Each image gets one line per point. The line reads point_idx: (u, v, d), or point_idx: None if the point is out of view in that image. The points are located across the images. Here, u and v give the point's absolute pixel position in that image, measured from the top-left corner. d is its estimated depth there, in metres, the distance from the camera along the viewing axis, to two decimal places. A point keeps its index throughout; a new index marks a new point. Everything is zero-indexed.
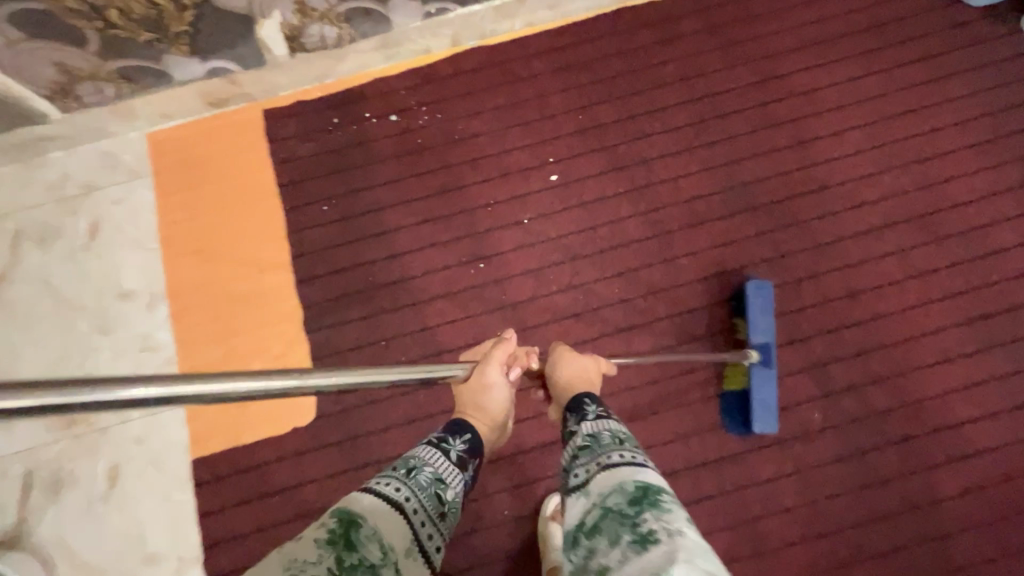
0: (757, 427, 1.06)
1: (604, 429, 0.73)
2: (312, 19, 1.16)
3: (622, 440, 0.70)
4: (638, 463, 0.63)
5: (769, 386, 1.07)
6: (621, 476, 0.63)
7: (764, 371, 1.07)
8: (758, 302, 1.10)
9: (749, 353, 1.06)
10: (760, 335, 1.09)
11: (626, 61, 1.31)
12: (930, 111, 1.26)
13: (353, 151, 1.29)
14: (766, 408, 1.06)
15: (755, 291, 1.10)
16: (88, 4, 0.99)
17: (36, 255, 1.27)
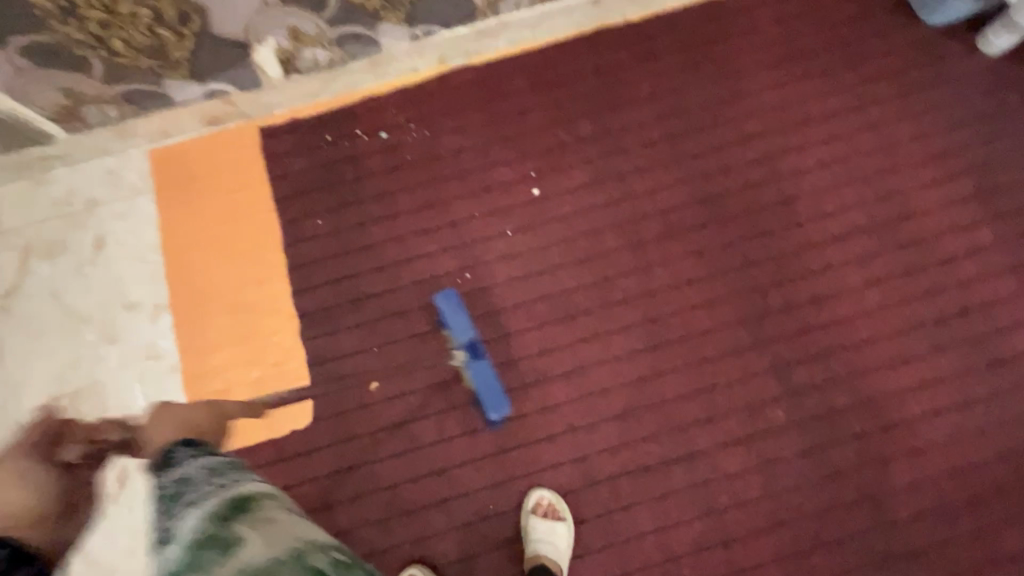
0: (490, 415, 1.18)
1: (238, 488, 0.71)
2: (304, 43, 1.24)
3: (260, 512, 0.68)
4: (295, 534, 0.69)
5: (483, 374, 1.19)
6: (218, 498, 0.65)
7: (479, 364, 1.19)
8: (449, 307, 1.22)
9: (454, 354, 1.22)
10: (467, 335, 1.21)
11: (604, 79, 1.38)
12: (890, 126, 1.33)
13: (344, 166, 1.35)
14: (496, 397, 1.18)
15: (444, 299, 1.22)
16: (95, 36, 1.07)
17: (44, 269, 1.33)
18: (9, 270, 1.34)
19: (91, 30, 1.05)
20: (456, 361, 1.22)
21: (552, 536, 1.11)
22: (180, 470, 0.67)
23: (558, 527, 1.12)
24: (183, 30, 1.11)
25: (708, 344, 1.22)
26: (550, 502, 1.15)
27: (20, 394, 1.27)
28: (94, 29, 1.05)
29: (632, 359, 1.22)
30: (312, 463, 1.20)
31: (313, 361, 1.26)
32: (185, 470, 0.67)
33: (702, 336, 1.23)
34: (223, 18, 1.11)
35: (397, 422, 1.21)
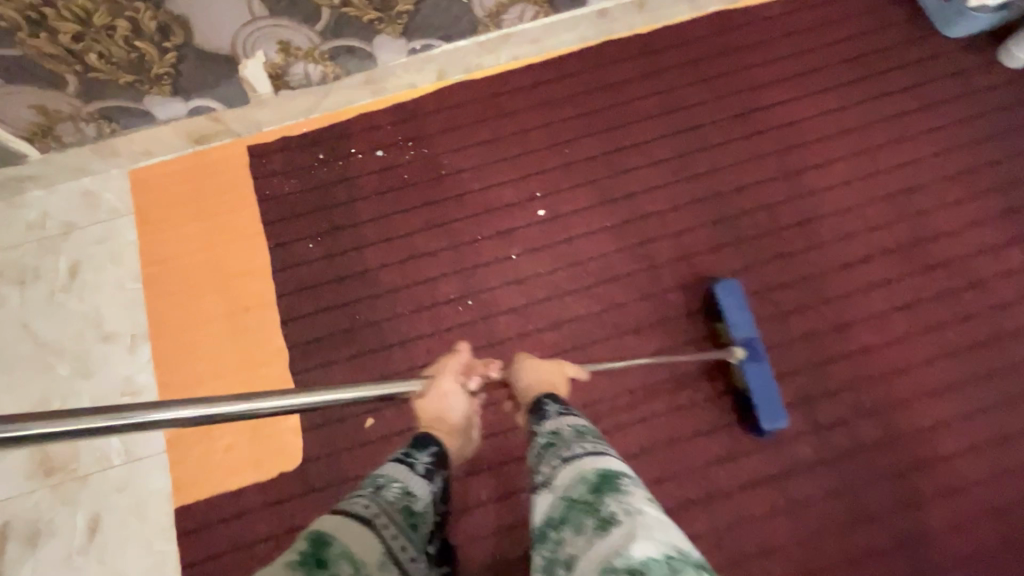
0: (769, 424, 1.06)
1: (567, 426, 0.84)
2: (296, 57, 1.17)
3: (584, 434, 0.81)
4: (601, 454, 0.75)
5: (764, 379, 1.07)
6: (582, 469, 0.73)
7: (758, 366, 1.08)
8: (731, 300, 1.11)
9: (734, 351, 1.07)
10: (746, 332, 1.09)
11: (612, 94, 1.32)
12: (912, 142, 1.27)
13: (338, 187, 1.28)
14: (774, 404, 1.06)
15: (727, 290, 1.12)
16: (68, 50, 0.99)
17: (14, 298, 1.24)
18: None
19: (64, 43, 0.97)
20: (734, 357, 1.07)
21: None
22: (551, 422, 0.87)
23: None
24: (165, 43, 1.03)
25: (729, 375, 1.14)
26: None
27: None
28: (67, 42, 0.97)
29: (648, 392, 1.14)
30: (302, 508, 1.11)
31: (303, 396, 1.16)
32: (559, 424, 0.84)
33: (721, 367, 1.15)
34: (208, 30, 1.04)
35: None
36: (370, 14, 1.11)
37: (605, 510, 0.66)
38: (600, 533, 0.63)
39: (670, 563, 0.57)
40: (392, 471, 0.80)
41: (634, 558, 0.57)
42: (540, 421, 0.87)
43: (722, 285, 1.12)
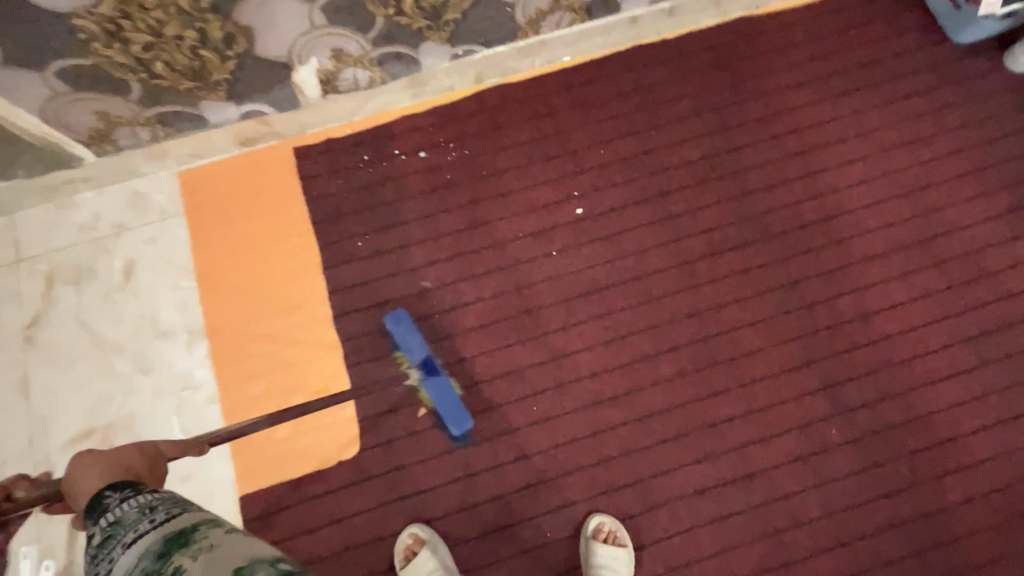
0: (452, 429, 1.14)
1: (131, 509, 0.64)
2: (346, 63, 1.21)
3: (152, 508, 0.64)
4: (157, 527, 0.61)
5: (443, 392, 1.16)
6: (150, 535, 0.61)
7: (435, 382, 1.16)
8: (402, 327, 1.19)
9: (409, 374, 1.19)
10: (419, 354, 1.18)
11: (643, 97, 1.38)
12: (925, 142, 1.35)
13: (383, 188, 1.33)
14: (457, 412, 1.15)
15: (398, 319, 1.20)
16: (136, 59, 1.03)
17: (71, 297, 1.28)
18: (32, 298, 1.28)
19: (133, 52, 1.01)
20: (413, 380, 1.19)
21: (615, 563, 1.09)
22: (111, 516, 0.64)
23: (620, 552, 1.10)
24: (227, 51, 1.08)
25: (759, 363, 1.22)
26: (610, 528, 1.13)
27: (48, 429, 1.21)
28: (137, 51, 1.01)
29: (684, 379, 1.21)
30: (362, 493, 1.17)
31: (357, 388, 1.22)
32: (120, 511, 0.64)
33: (752, 355, 1.23)
34: (269, 39, 1.08)
35: (446, 450, 1.19)
36: (420, 22, 1.16)
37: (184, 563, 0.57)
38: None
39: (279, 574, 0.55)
40: (111, 515, 0.64)
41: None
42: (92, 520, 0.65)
43: (389, 316, 1.20)
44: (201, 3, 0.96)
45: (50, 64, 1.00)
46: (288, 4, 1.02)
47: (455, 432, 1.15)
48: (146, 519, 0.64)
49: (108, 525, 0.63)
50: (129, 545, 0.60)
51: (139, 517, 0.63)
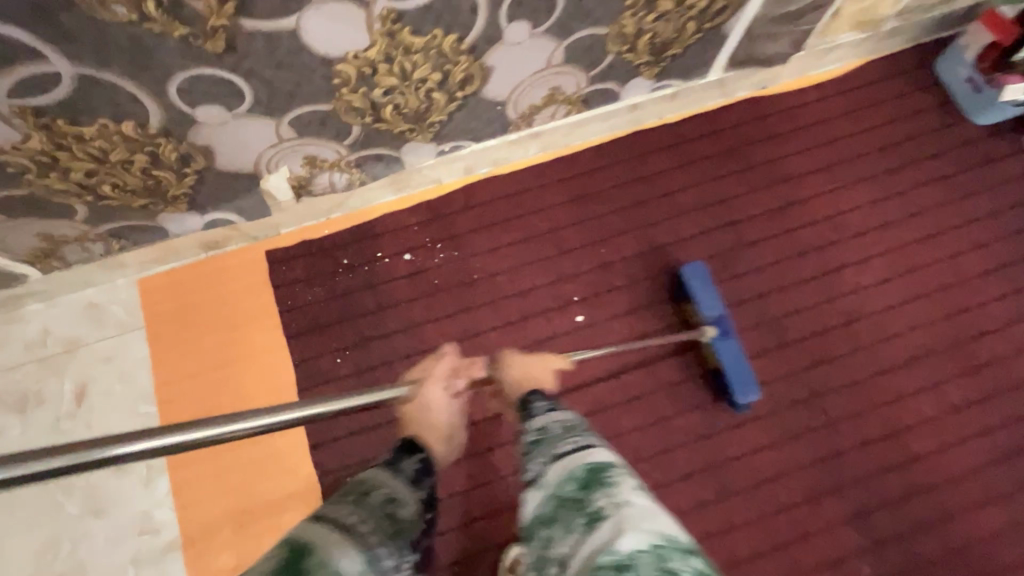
0: (740, 399, 1.09)
1: (554, 422, 0.85)
2: (321, 168, 1.10)
3: (570, 430, 0.83)
4: (587, 448, 0.78)
5: (733, 355, 1.10)
6: (573, 465, 0.76)
7: (728, 344, 1.11)
8: (698, 283, 1.14)
9: (706, 331, 1.11)
10: (713, 310, 1.12)
11: (646, 188, 1.28)
12: (949, 235, 1.26)
13: (364, 296, 1.21)
14: (746, 378, 1.09)
15: (693, 274, 1.15)
16: (79, 184, 0.91)
17: (14, 427, 1.15)
18: None
19: (75, 178, 0.89)
20: (707, 335, 1.11)
21: None
22: (539, 420, 0.87)
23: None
24: (184, 169, 0.96)
25: (783, 490, 1.11)
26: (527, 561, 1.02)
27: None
28: (79, 177, 0.89)
29: (700, 511, 1.09)
30: None
31: None
32: (547, 420, 0.86)
33: (775, 482, 1.11)
34: (232, 153, 0.96)
35: None
36: (402, 126, 1.05)
37: (593, 505, 0.70)
38: (590, 531, 0.67)
39: (659, 552, 0.62)
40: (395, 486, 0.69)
41: (623, 553, 0.62)
42: (527, 417, 0.87)
43: (687, 267, 1.15)
44: (150, 129, 0.84)
45: None
46: (252, 122, 0.90)
47: (741, 398, 1.09)
48: (566, 435, 0.82)
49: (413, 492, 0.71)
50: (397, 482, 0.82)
51: (563, 433, 0.82)
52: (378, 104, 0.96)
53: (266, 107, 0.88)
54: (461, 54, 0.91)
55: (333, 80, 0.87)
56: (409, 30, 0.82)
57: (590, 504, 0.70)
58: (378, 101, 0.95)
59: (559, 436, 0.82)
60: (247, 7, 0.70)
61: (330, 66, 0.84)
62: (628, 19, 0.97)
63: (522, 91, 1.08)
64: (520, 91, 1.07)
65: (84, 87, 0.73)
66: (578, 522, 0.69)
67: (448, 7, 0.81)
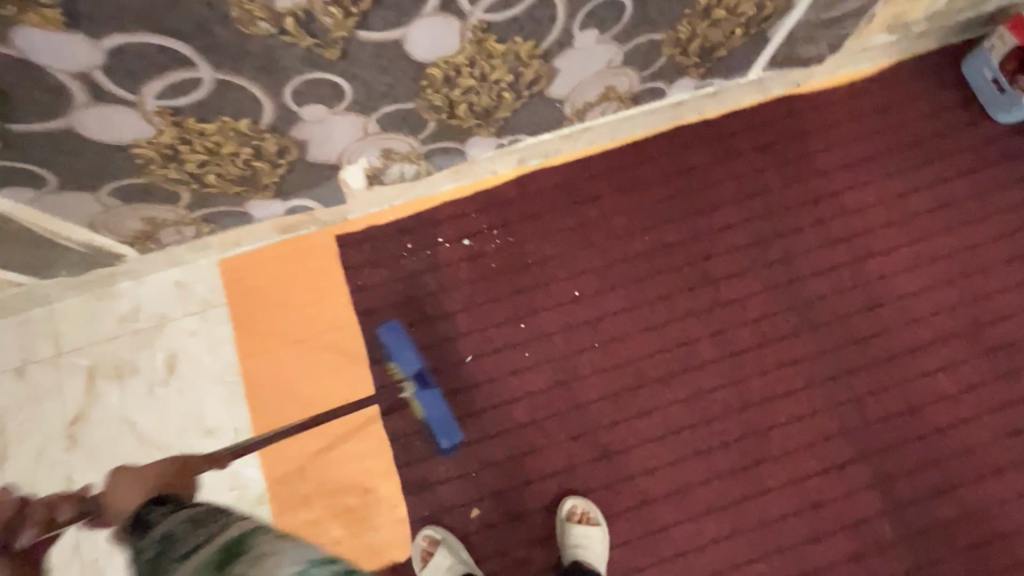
0: (447, 444, 1.13)
1: (180, 522, 0.69)
2: (394, 160, 1.19)
3: (211, 515, 0.68)
4: (232, 528, 0.62)
5: (432, 407, 1.11)
6: (230, 533, 0.61)
7: (429, 395, 1.11)
8: (393, 339, 1.13)
9: (404, 386, 1.14)
10: (410, 367, 1.12)
11: (687, 181, 1.37)
12: (970, 227, 1.35)
13: (427, 278, 1.32)
14: (448, 426, 1.11)
15: (388, 331, 1.14)
16: (189, 173, 1.01)
17: (115, 392, 1.27)
18: (75, 394, 1.27)
19: (189, 168, 0.99)
20: (407, 392, 1.13)
21: (590, 541, 1.14)
22: (162, 527, 0.70)
23: (594, 530, 1.15)
24: (279, 160, 1.06)
25: (811, 457, 1.22)
26: (583, 509, 1.18)
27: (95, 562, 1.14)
28: (192, 168, 0.99)
29: (736, 476, 1.21)
30: None
31: (407, 489, 1.21)
32: (172, 524, 0.69)
33: (804, 450, 1.23)
34: (321, 146, 1.06)
35: (499, 551, 1.18)
36: (471, 122, 1.14)
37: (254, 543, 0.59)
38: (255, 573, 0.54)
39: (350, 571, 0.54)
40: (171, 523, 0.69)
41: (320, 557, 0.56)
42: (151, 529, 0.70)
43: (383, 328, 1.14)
44: (260, 126, 0.94)
45: (102, 185, 0.97)
46: (346, 118, 1.00)
47: (449, 445, 1.13)
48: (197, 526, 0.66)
49: (167, 532, 0.67)
50: (227, 519, 0.66)
51: (190, 530, 0.65)
52: (455, 102, 1.06)
53: (361, 106, 0.97)
54: (534, 59, 1.00)
55: (421, 82, 0.96)
56: (494, 39, 0.91)
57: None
58: (455, 100, 1.05)
59: (184, 534, 0.65)
60: (366, 21, 0.79)
61: (422, 70, 0.93)
62: (684, 26, 1.06)
63: (580, 91, 1.17)
64: (578, 91, 1.16)
65: (218, 89, 0.82)
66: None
67: (533, 17, 0.89)
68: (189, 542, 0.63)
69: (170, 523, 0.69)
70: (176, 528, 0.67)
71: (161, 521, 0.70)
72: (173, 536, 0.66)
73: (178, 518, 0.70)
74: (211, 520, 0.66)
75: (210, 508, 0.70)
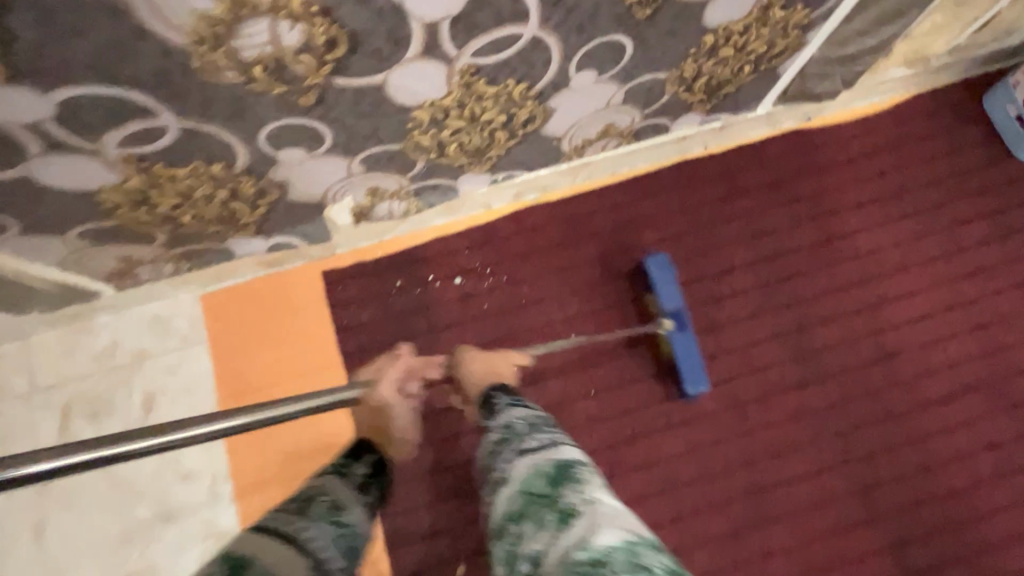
0: (691, 389, 1.16)
1: (517, 419, 0.95)
2: (382, 198, 1.14)
3: (541, 422, 0.93)
4: (559, 445, 0.87)
5: (688, 346, 1.17)
6: (543, 459, 0.84)
7: (684, 336, 1.18)
8: (662, 274, 1.21)
9: (663, 322, 1.18)
10: (672, 304, 1.19)
11: (690, 219, 1.31)
12: (991, 272, 1.27)
13: (417, 318, 1.26)
14: (698, 370, 1.17)
15: (658, 265, 1.21)
16: (164, 215, 0.96)
17: (88, 432, 1.22)
18: (48, 433, 1.22)
19: (163, 210, 0.94)
20: (663, 328, 1.17)
21: None
22: (503, 417, 0.97)
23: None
24: (259, 201, 1.01)
25: (818, 519, 1.15)
26: None
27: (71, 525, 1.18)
28: (166, 210, 0.94)
29: (737, 537, 1.14)
30: None
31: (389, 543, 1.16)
32: (509, 417, 0.96)
33: (810, 511, 1.15)
34: (304, 187, 1.01)
35: None
36: (462, 160, 1.08)
37: (563, 501, 0.77)
38: (561, 529, 0.73)
39: (630, 547, 0.69)
40: (509, 416, 0.96)
41: (597, 549, 0.67)
42: (491, 418, 0.97)
43: (651, 261, 1.22)
44: (235, 169, 0.89)
45: (70, 228, 0.92)
46: (328, 160, 0.94)
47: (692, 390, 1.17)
48: (534, 430, 0.92)
49: (507, 423, 0.95)
50: (542, 437, 0.89)
51: (529, 429, 0.92)
52: (444, 143, 1.00)
53: (342, 149, 0.92)
54: (528, 100, 0.94)
55: (407, 124, 0.91)
56: (484, 81, 0.85)
57: (562, 501, 0.77)
58: (444, 140, 0.99)
59: (524, 433, 0.90)
60: (342, 68, 0.73)
61: (407, 113, 0.88)
62: (688, 65, 0.99)
63: (578, 128, 1.11)
64: (576, 128, 1.10)
65: (186, 137, 0.77)
66: (548, 519, 0.75)
67: (525, 60, 0.83)
68: (524, 442, 0.89)
69: (510, 417, 0.96)
70: (513, 423, 0.94)
71: (502, 413, 0.97)
72: (507, 438, 0.91)
73: (512, 413, 0.96)
74: (533, 432, 0.91)
75: (537, 413, 0.95)
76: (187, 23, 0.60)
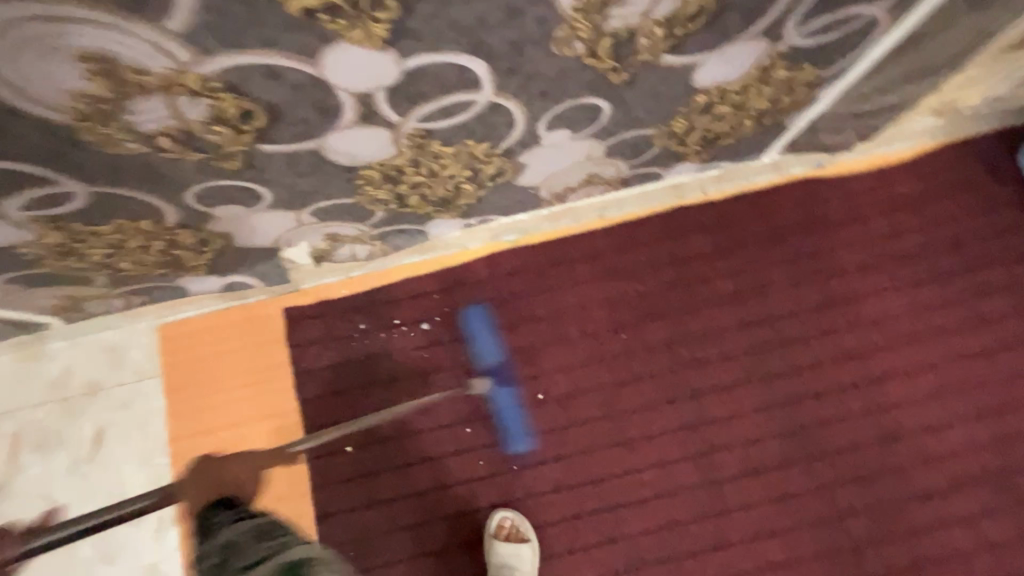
0: (515, 448, 1.15)
1: (242, 531, 0.80)
2: (342, 242, 1.06)
3: (268, 532, 0.79)
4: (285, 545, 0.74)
5: (510, 403, 1.16)
6: (286, 558, 0.71)
7: (507, 393, 1.17)
8: (480, 329, 1.20)
9: (473, 382, 1.17)
10: (491, 359, 1.19)
11: (680, 272, 1.21)
12: (1011, 352, 1.15)
13: (380, 365, 1.19)
14: (522, 427, 1.16)
15: (476, 317, 1.20)
16: (97, 262, 0.89)
17: (36, 465, 1.18)
18: None
19: (94, 259, 0.87)
20: (477, 389, 1.16)
21: (517, 561, 1.06)
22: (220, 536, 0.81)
23: (523, 548, 1.07)
24: (202, 248, 0.93)
25: None
26: (512, 523, 1.10)
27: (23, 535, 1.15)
28: (98, 259, 0.87)
29: None
30: None
31: None
32: (228, 533, 0.80)
33: None
34: (250, 236, 0.93)
35: None
36: (428, 209, 0.99)
37: None
38: None
39: None
40: (234, 529, 0.80)
41: None
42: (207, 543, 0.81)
43: (471, 311, 1.20)
44: (166, 224, 0.81)
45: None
46: (271, 214, 0.86)
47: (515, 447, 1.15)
48: (262, 536, 0.78)
49: (225, 538, 0.80)
50: (277, 540, 0.76)
51: (250, 540, 0.77)
52: (403, 195, 0.91)
53: (286, 204, 0.84)
54: (494, 157, 0.84)
55: (356, 181, 0.82)
56: (438, 142, 0.76)
57: None
58: (403, 193, 0.90)
59: (249, 545, 0.77)
60: (266, 135, 0.64)
61: (354, 172, 0.79)
62: (679, 121, 0.88)
63: (557, 178, 1.01)
64: (554, 178, 1.00)
65: (99, 200, 0.70)
66: None
67: (484, 123, 0.74)
68: (257, 553, 0.74)
69: (236, 533, 0.80)
70: (238, 536, 0.79)
71: (223, 529, 0.81)
72: (238, 546, 0.77)
73: (242, 527, 0.81)
74: (272, 535, 0.78)
75: (261, 521, 0.82)
76: (63, 100, 0.53)
